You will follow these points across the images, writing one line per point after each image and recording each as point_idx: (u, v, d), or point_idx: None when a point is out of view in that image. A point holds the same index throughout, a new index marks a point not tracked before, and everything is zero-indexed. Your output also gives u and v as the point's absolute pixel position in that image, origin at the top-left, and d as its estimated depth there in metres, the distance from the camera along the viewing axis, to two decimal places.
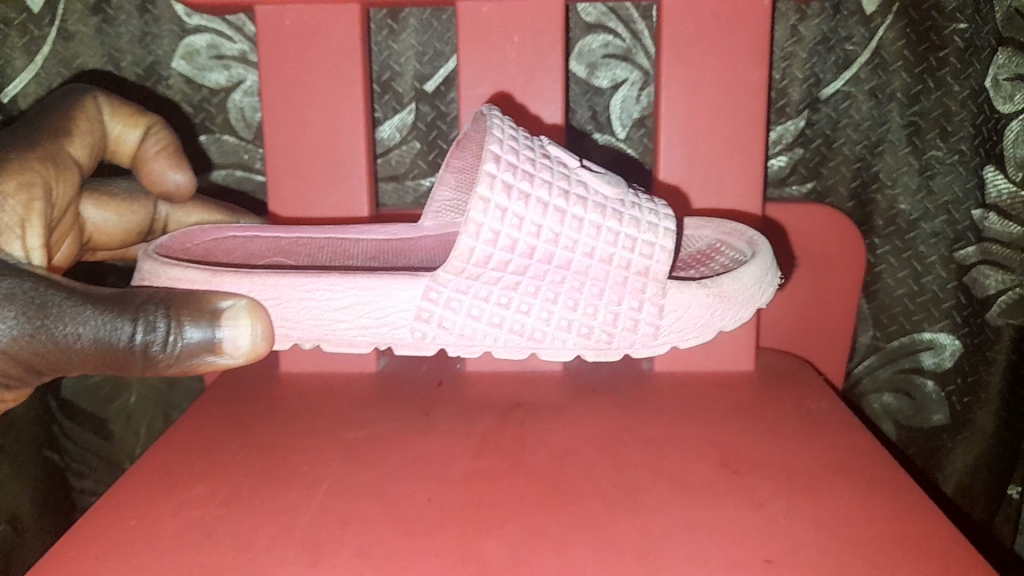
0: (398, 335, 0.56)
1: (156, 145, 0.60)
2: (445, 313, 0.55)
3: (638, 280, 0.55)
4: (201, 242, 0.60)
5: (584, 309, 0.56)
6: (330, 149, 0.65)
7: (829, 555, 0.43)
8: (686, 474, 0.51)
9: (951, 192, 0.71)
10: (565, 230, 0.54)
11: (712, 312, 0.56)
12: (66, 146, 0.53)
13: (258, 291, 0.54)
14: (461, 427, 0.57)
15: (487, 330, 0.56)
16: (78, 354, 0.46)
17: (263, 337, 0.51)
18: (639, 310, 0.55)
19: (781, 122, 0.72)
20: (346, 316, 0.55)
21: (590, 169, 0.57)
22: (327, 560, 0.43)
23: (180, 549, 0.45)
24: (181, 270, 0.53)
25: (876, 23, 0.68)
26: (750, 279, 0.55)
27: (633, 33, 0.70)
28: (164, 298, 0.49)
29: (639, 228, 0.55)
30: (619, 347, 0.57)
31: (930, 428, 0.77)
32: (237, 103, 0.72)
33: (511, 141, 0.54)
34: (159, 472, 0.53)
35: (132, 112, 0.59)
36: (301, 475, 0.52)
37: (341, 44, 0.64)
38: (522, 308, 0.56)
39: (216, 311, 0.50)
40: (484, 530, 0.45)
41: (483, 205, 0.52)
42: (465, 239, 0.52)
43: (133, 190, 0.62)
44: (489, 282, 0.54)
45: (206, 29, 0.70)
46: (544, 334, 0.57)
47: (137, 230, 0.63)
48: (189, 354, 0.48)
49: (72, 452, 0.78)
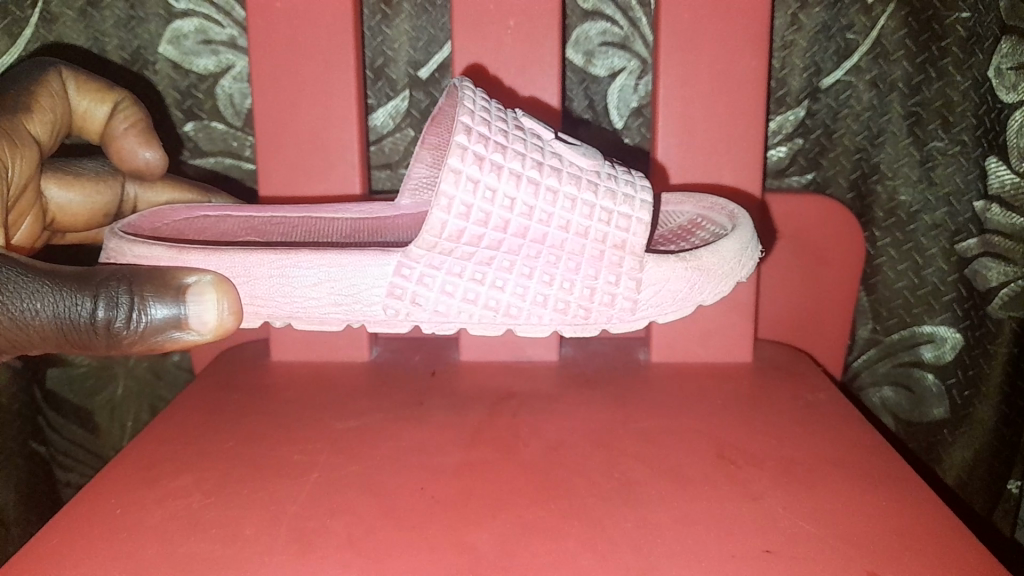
0: (370, 312, 0.55)
1: (125, 121, 0.58)
2: (418, 290, 0.54)
3: (615, 254, 0.54)
4: (173, 221, 0.59)
5: (559, 284, 0.55)
6: (322, 134, 0.64)
7: (830, 547, 0.42)
8: (682, 465, 0.50)
9: (953, 183, 0.70)
10: (539, 204, 0.53)
11: (691, 286, 0.55)
12: (23, 122, 0.52)
13: (226, 268, 0.53)
14: (454, 417, 0.56)
15: (462, 306, 0.55)
16: (37, 332, 0.44)
17: (230, 313, 0.50)
18: (616, 285, 0.55)
19: (781, 113, 0.71)
20: (317, 294, 0.54)
21: (565, 141, 0.56)
22: (315, 551, 0.42)
23: (164, 539, 0.44)
24: (145, 247, 0.52)
25: (877, 12, 0.67)
26: (730, 252, 0.54)
27: (630, 20, 0.69)
28: (128, 274, 0.47)
29: (615, 201, 0.54)
30: (596, 323, 0.56)
31: (930, 421, 0.76)
32: (226, 89, 0.71)
33: (483, 112, 0.53)
34: (144, 461, 0.52)
35: (98, 86, 0.58)
36: (289, 465, 0.51)
37: (333, 28, 0.63)
38: (498, 284, 0.54)
39: (181, 287, 0.48)
40: (476, 521, 0.44)
41: (454, 177, 0.51)
42: (438, 213, 0.51)
43: (100, 170, 0.61)
44: (463, 257, 0.53)
45: (194, 14, 0.69)
46: (519, 310, 0.55)
47: (104, 211, 0.62)
48: (153, 331, 0.46)
49: (58, 445, 0.77)
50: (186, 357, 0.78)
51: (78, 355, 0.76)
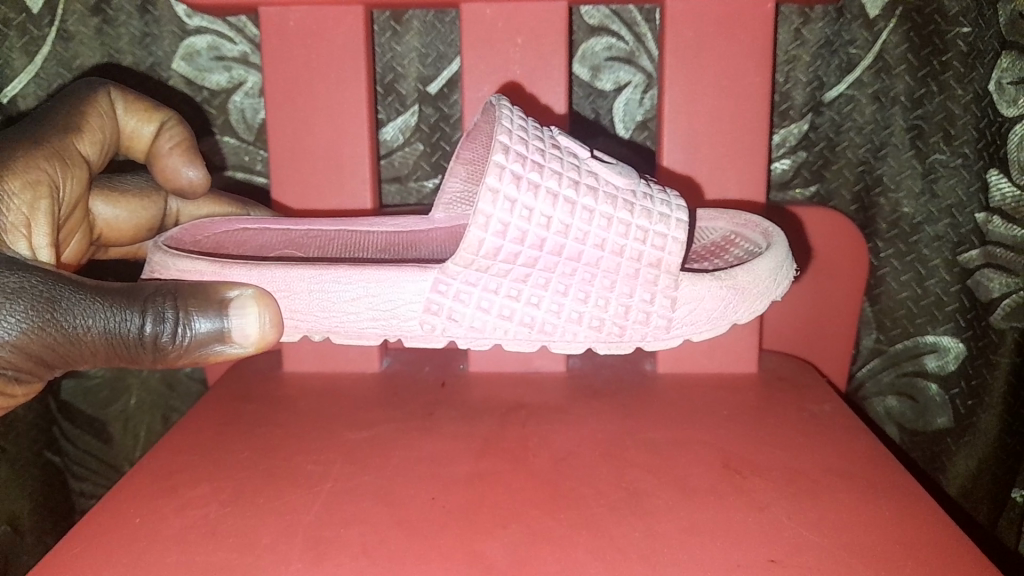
0: (408, 327, 0.56)
1: (171, 141, 0.59)
2: (454, 305, 0.55)
3: (650, 272, 0.55)
4: (213, 233, 0.60)
5: (595, 302, 0.56)
6: (334, 148, 0.65)
7: (834, 557, 0.43)
8: (690, 475, 0.51)
9: (955, 195, 0.71)
10: (576, 222, 0.53)
11: (726, 305, 0.55)
12: (74, 141, 0.53)
13: (267, 282, 0.54)
14: (465, 428, 0.57)
15: (497, 322, 0.56)
16: (88, 347, 0.45)
17: (272, 326, 0.51)
18: (651, 303, 0.55)
19: (785, 126, 0.72)
20: (355, 308, 0.55)
21: (601, 160, 0.57)
22: (331, 560, 0.43)
23: (184, 547, 0.45)
24: (189, 261, 0.53)
25: (880, 27, 0.68)
26: (765, 271, 0.55)
27: (636, 35, 0.71)
28: (172, 289, 0.48)
29: (651, 219, 0.54)
30: (630, 340, 0.57)
31: (933, 431, 0.77)
32: (238, 104, 0.72)
33: (520, 131, 0.54)
34: (160, 471, 0.53)
35: (146, 106, 0.59)
36: (305, 475, 0.52)
37: (345, 46, 0.64)
38: (533, 301, 0.56)
39: (224, 300, 0.49)
40: (487, 531, 0.45)
41: (491, 196, 0.52)
42: (474, 231, 0.52)
43: (144, 185, 0.62)
44: (499, 274, 0.54)
45: (207, 31, 0.70)
46: (554, 327, 0.56)
47: (149, 225, 0.63)
48: (198, 344, 0.47)
49: (72, 455, 0.77)
50: (198, 369, 0.79)
51: (92, 367, 0.77)
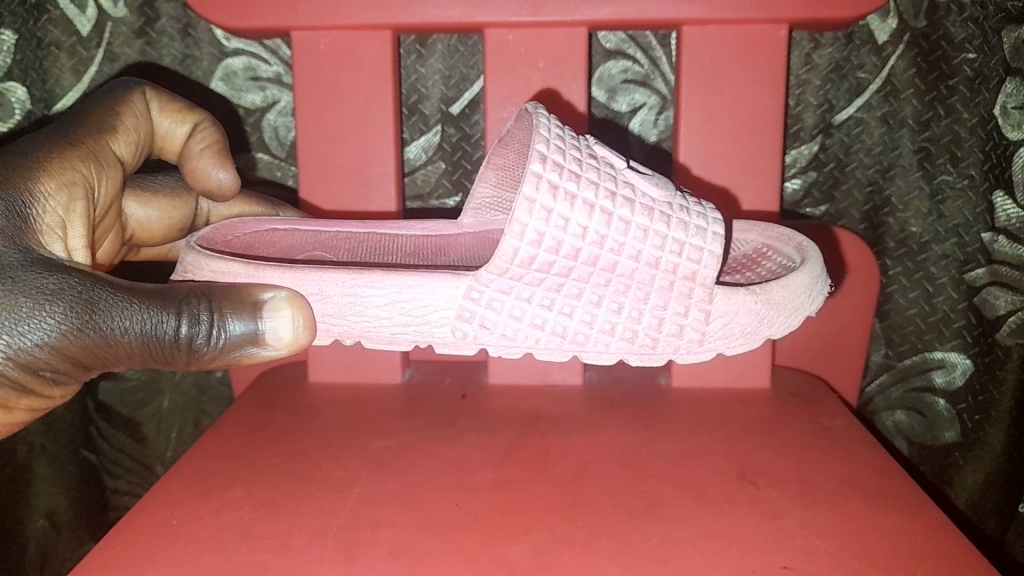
0: (439, 334, 0.58)
1: (202, 143, 0.61)
2: (487, 313, 0.57)
3: (685, 285, 0.56)
4: (243, 235, 0.62)
5: (628, 313, 0.58)
6: (360, 167, 0.68)
7: (844, 565, 0.45)
8: (705, 486, 0.52)
9: (961, 216, 0.73)
10: (611, 233, 0.55)
11: (761, 319, 0.58)
12: (109, 142, 0.55)
13: (301, 286, 0.56)
14: (487, 437, 0.59)
15: (529, 331, 0.58)
16: (126, 349, 0.46)
17: (304, 329, 0.52)
18: (684, 315, 0.57)
19: (796, 147, 0.74)
20: (387, 314, 0.57)
21: (637, 170, 0.58)
22: (361, 562, 0.45)
23: (220, 548, 0.47)
24: (223, 263, 0.55)
25: (888, 52, 0.71)
26: (800, 286, 0.57)
27: (651, 59, 0.73)
28: (206, 292, 0.49)
29: (687, 232, 0.56)
30: (662, 352, 0.59)
31: (941, 445, 0.79)
32: (272, 123, 0.75)
33: (557, 140, 0.55)
34: (196, 474, 0.55)
35: (180, 107, 0.61)
36: (333, 480, 0.54)
37: (375, 69, 0.66)
38: (565, 310, 0.58)
39: (257, 303, 0.50)
40: (510, 535, 0.47)
41: (528, 206, 0.54)
42: (510, 240, 0.54)
43: (175, 186, 0.65)
44: (533, 282, 0.56)
45: (244, 52, 0.73)
46: (586, 337, 0.59)
47: (181, 225, 0.65)
48: (232, 347, 0.49)
49: (108, 453, 0.80)
50: (228, 375, 0.81)
51: (129, 369, 0.79)
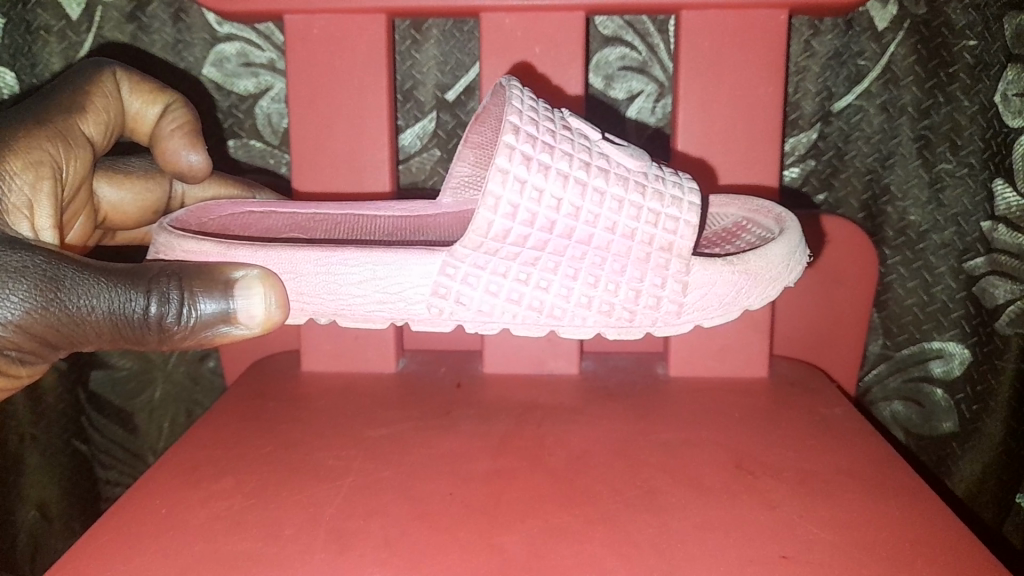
0: (415, 310, 0.57)
1: (173, 123, 0.59)
2: (462, 289, 0.56)
3: (662, 256, 0.56)
4: (217, 216, 0.61)
5: (605, 286, 0.57)
6: (354, 154, 0.67)
7: (842, 554, 0.44)
8: (702, 475, 0.52)
9: (961, 205, 0.72)
10: (586, 204, 0.55)
11: (738, 290, 0.57)
12: (78, 122, 0.54)
13: (274, 263, 0.55)
14: (482, 427, 0.58)
15: (505, 306, 0.57)
16: (92, 327, 0.45)
17: (278, 306, 0.51)
18: (661, 288, 0.57)
19: (795, 135, 0.73)
20: (362, 291, 0.56)
21: (612, 142, 0.58)
22: (353, 551, 0.45)
23: (208, 538, 0.46)
24: (194, 242, 0.54)
25: (887, 39, 0.70)
26: (778, 256, 0.56)
27: (649, 46, 0.72)
28: (177, 270, 0.48)
29: (663, 202, 0.56)
30: (640, 325, 0.59)
31: (940, 435, 0.78)
32: (265, 109, 0.74)
33: (530, 112, 0.55)
34: (187, 464, 0.54)
35: (151, 87, 0.60)
36: (325, 469, 0.53)
37: (368, 54, 0.65)
38: (542, 284, 0.57)
39: (229, 281, 0.49)
40: (505, 525, 0.46)
41: (501, 177, 0.53)
42: (484, 212, 0.53)
43: (148, 167, 0.64)
44: (508, 257, 0.55)
45: (236, 38, 0.72)
46: (563, 311, 0.58)
47: (155, 207, 0.64)
48: (203, 325, 0.48)
49: (99, 443, 0.79)
50: (220, 365, 0.80)
51: (120, 359, 0.78)
